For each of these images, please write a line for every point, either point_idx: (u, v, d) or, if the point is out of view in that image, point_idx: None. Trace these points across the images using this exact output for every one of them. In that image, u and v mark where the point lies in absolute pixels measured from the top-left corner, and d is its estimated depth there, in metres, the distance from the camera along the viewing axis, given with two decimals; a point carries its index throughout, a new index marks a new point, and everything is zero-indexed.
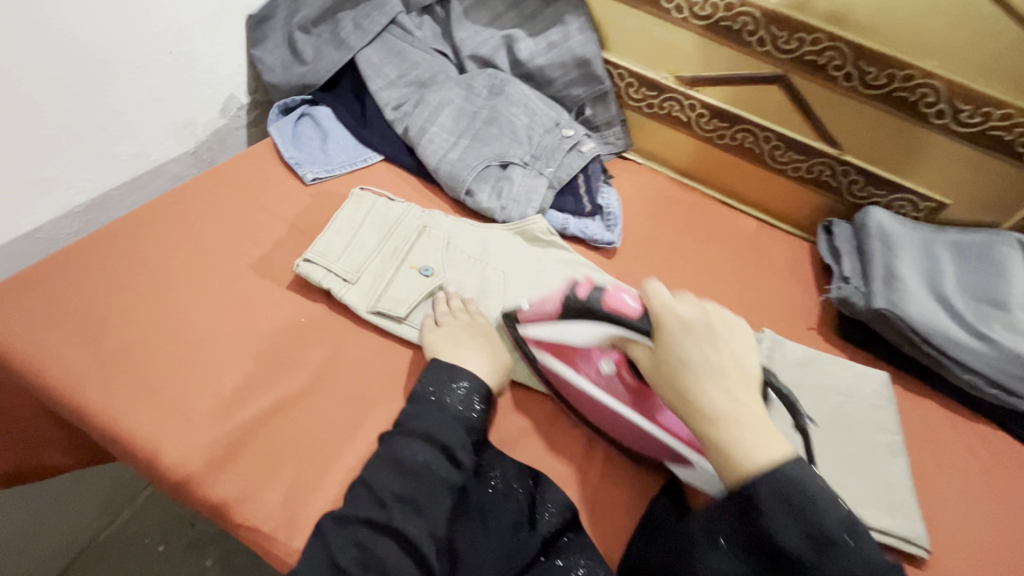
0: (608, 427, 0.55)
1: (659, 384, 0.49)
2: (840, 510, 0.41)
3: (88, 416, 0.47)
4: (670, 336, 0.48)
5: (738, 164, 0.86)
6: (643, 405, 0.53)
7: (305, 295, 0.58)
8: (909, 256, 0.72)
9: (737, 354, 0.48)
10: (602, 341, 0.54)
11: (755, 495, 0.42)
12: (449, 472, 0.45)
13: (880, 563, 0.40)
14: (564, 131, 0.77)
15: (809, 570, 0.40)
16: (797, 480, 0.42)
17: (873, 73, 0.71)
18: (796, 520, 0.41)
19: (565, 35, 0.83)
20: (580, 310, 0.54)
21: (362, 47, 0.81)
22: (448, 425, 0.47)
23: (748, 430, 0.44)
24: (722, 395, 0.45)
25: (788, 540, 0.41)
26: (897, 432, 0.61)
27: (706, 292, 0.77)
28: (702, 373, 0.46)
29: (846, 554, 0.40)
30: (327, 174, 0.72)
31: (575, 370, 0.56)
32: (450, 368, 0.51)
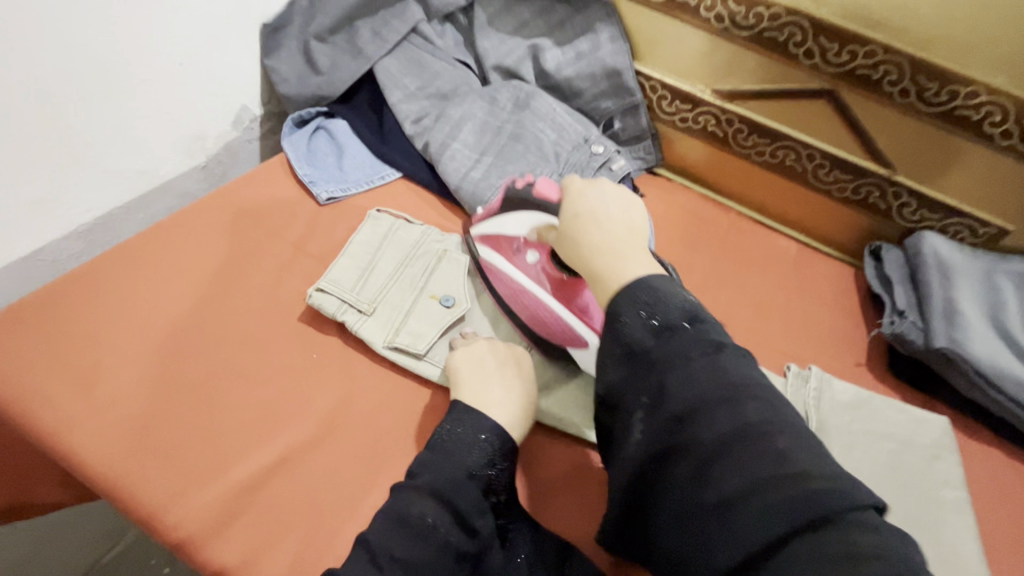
0: (526, 312, 0.56)
1: (562, 241, 0.51)
2: (683, 303, 0.42)
3: (83, 466, 0.43)
4: (570, 196, 0.51)
5: (778, 182, 0.80)
6: (563, 294, 0.55)
7: (317, 328, 0.54)
8: (969, 288, 0.66)
9: (629, 213, 0.50)
10: (534, 231, 0.57)
11: (613, 304, 0.43)
12: (458, 538, 0.40)
13: (721, 343, 0.41)
14: (593, 147, 0.73)
15: (652, 353, 0.40)
16: (651, 285, 0.43)
17: (933, 89, 0.65)
18: (640, 309, 0.42)
19: (595, 45, 0.79)
20: (516, 200, 0.58)
21: (381, 58, 0.78)
22: (458, 481, 0.42)
23: (626, 259, 0.45)
24: (603, 232, 0.48)
25: (633, 333, 0.41)
26: (960, 487, 0.56)
27: (744, 322, 0.72)
28: (589, 218, 0.49)
29: (682, 335, 0.40)
30: (343, 192, 0.67)
31: (506, 258, 0.58)
32: (469, 415, 0.45)
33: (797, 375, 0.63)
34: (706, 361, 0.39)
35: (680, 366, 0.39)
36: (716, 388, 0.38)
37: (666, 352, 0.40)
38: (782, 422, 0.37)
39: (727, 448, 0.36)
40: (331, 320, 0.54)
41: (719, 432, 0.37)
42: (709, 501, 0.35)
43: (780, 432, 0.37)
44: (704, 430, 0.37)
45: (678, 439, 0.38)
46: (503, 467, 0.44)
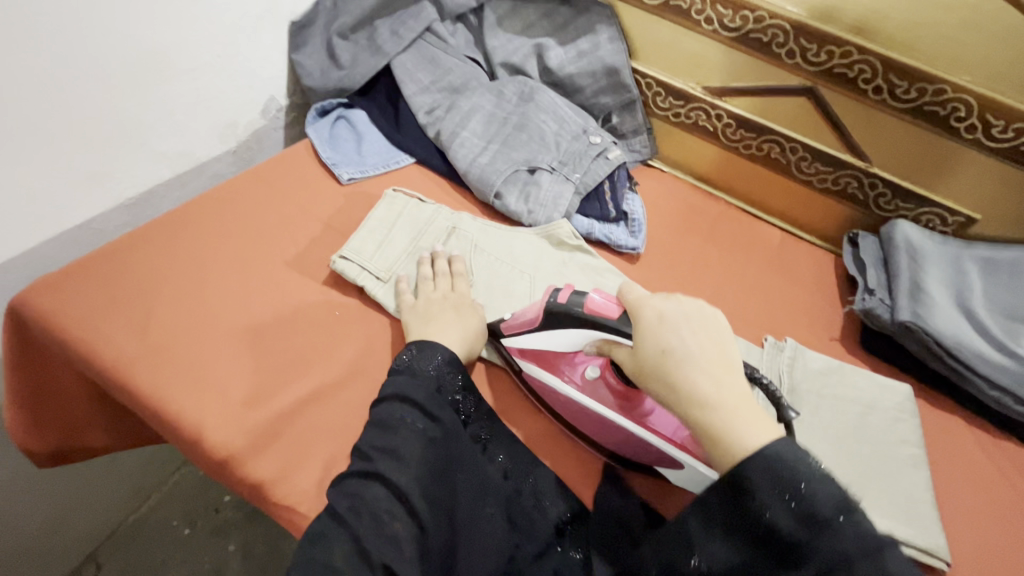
0: (597, 431, 0.56)
1: (647, 376, 0.49)
2: (835, 487, 0.40)
3: (140, 396, 0.50)
4: (650, 329, 0.49)
5: (763, 174, 0.86)
6: (631, 408, 0.55)
7: (339, 290, 0.60)
8: (936, 270, 0.72)
9: (716, 342, 0.48)
10: (589, 346, 0.56)
11: (744, 477, 0.41)
12: (426, 425, 0.47)
13: (881, 539, 0.38)
14: (591, 138, 0.79)
15: (801, 548, 0.39)
16: (788, 462, 0.41)
17: (903, 87, 0.71)
18: (783, 496, 0.40)
19: (595, 44, 0.85)
20: (563, 314, 0.54)
21: (398, 53, 0.85)
22: (413, 384, 0.50)
23: (737, 415, 0.44)
24: (706, 378, 0.46)
25: (776, 518, 0.40)
26: (918, 445, 0.62)
27: (728, 301, 0.77)
28: (684, 360, 0.47)
29: (837, 530, 0.38)
30: (362, 174, 0.74)
31: (561, 380, 0.58)
32: (421, 344, 0.53)
33: (773, 345, 0.69)
34: (870, 565, 0.37)
35: (839, 569, 0.37)
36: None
37: (821, 550, 0.38)
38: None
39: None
40: (351, 283, 0.61)
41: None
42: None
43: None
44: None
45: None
46: (451, 375, 0.52)
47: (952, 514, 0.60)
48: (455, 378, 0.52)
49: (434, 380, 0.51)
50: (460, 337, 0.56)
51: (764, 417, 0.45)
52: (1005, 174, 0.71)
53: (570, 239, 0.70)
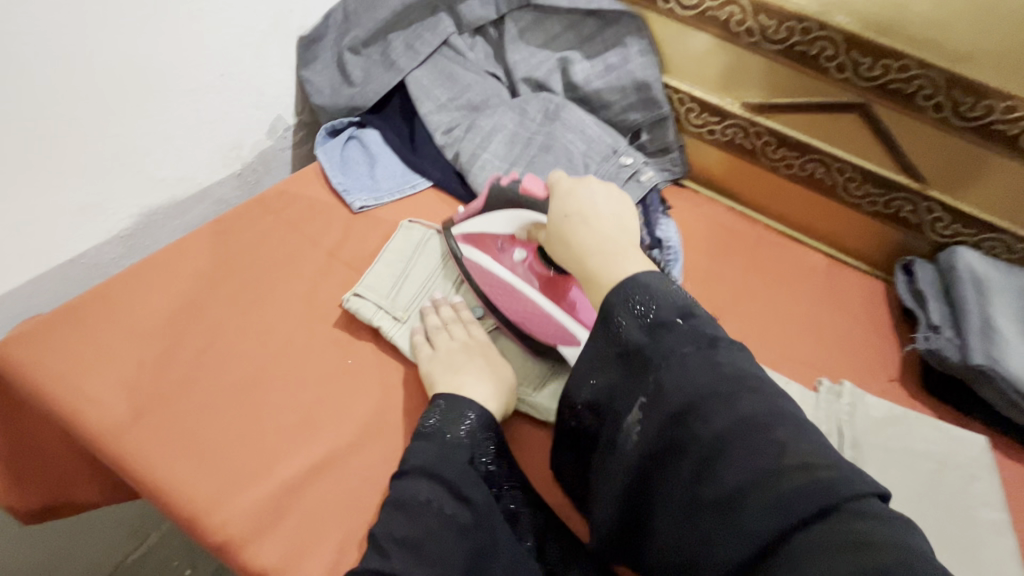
0: (517, 313, 0.56)
1: (552, 241, 0.51)
2: (676, 298, 0.42)
3: (129, 466, 0.44)
4: (558, 198, 0.51)
5: (806, 195, 0.80)
6: (551, 292, 0.55)
7: (353, 334, 0.55)
8: (1006, 305, 0.65)
9: (617, 211, 0.50)
10: (520, 230, 0.55)
11: (605, 303, 0.43)
12: (454, 509, 0.41)
13: (717, 337, 0.40)
14: (622, 159, 0.73)
15: (648, 355, 0.40)
16: (643, 283, 0.43)
17: (968, 104, 0.65)
18: (633, 310, 0.42)
19: (624, 58, 0.79)
20: (500, 197, 0.55)
21: (413, 69, 0.79)
22: (441, 455, 0.44)
23: (620, 259, 0.46)
24: (595, 233, 0.48)
25: (630, 335, 0.41)
26: (1001, 508, 0.55)
27: (773, 336, 0.71)
28: (579, 219, 0.48)
29: (676, 332, 0.40)
30: (376, 201, 0.69)
31: (491, 257, 0.57)
32: (452, 401, 0.47)
33: (829, 389, 0.63)
34: (702, 355, 0.39)
35: (676, 362, 0.39)
36: (710, 380, 0.38)
37: (662, 350, 0.40)
38: (779, 412, 0.36)
39: (724, 441, 0.35)
40: (366, 326, 0.55)
41: (715, 424, 0.36)
42: (709, 495, 0.35)
43: (778, 423, 0.35)
44: (700, 424, 0.36)
45: (676, 434, 0.37)
46: (484, 440, 0.46)
47: None
48: (489, 445, 0.46)
49: (467, 451, 0.45)
50: (495, 391, 0.50)
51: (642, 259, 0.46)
52: None
53: None
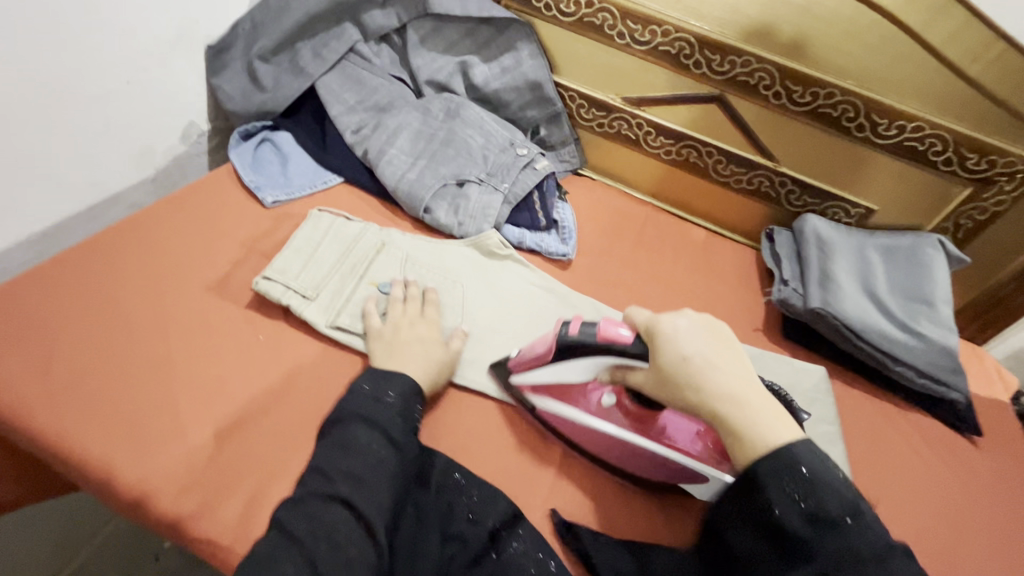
0: (623, 459, 0.56)
1: (671, 390, 0.48)
2: (842, 488, 0.43)
3: (46, 441, 0.48)
4: (666, 340, 0.49)
5: (685, 178, 0.91)
6: (647, 430, 0.56)
7: (263, 312, 0.59)
8: (843, 258, 0.78)
9: (727, 348, 0.49)
10: (599, 374, 0.56)
11: (755, 475, 0.44)
12: (389, 450, 0.48)
13: (889, 543, 0.41)
14: (518, 150, 0.81)
15: (809, 547, 0.41)
16: (802, 462, 0.43)
17: (799, 91, 0.77)
18: (794, 495, 0.43)
19: (517, 61, 0.88)
20: (574, 348, 0.54)
21: (322, 75, 0.85)
22: (375, 406, 0.50)
23: (763, 417, 0.46)
24: (726, 379, 0.47)
25: (790, 520, 0.42)
26: (832, 423, 0.66)
27: (661, 300, 0.80)
28: (705, 364, 0.47)
29: (845, 531, 0.41)
30: (288, 197, 0.73)
31: (578, 407, 0.58)
32: (385, 375, 0.53)
33: None
34: (883, 568, 0.39)
35: (846, 565, 0.40)
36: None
37: (829, 548, 0.41)
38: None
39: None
40: (277, 305, 0.60)
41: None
42: None
43: None
44: None
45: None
46: (412, 403, 0.52)
47: (867, 484, 0.65)
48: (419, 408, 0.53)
49: (394, 407, 0.51)
50: (431, 372, 0.56)
51: (775, 410, 0.47)
52: (892, 166, 0.79)
53: (499, 248, 0.72)
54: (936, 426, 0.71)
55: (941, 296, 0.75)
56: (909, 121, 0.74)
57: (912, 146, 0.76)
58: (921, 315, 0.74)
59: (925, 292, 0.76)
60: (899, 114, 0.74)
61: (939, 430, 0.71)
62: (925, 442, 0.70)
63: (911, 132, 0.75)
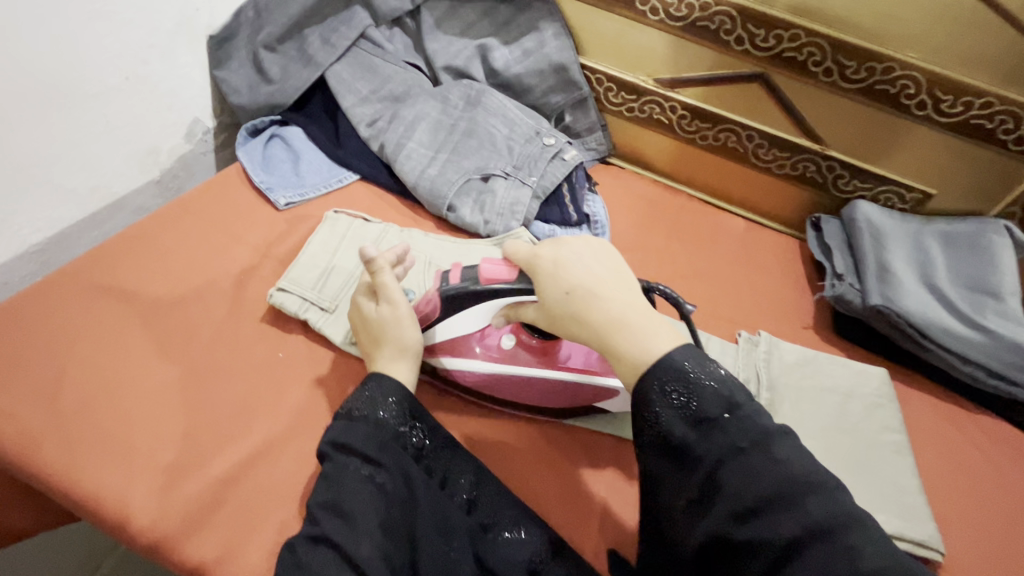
0: (532, 395, 0.56)
1: (560, 322, 0.47)
2: (719, 383, 0.41)
3: (54, 479, 0.44)
4: (546, 270, 0.47)
5: (722, 163, 0.85)
6: (551, 360, 0.55)
7: (282, 327, 0.55)
8: (898, 248, 0.73)
9: (608, 268, 0.48)
10: (496, 319, 0.54)
11: (642, 391, 0.42)
12: (370, 470, 0.44)
13: (768, 428, 0.40)
14: (545, 139, 0.75)
15: (696, 452, 0.40)
16: (678, 368, 0.42)
17: (852, 67, 0.71)
18: (675, 403, 0.41)
19: (539, 42, 0.82)
20: (458, 299, 0.51)
21: (332, 64, 0.79)
22: (347, 427, 0.46)
23: (645, 333, 0.44)
24: (609, 303, 0.45)
25: (675, 429, 0.41)
26: (899, 431, 0.61)
27: (703, 297, 0.75)
28: (586, 292, 0.45)
29: (727, 426, 0.40)
30: (301, 198, 0.68)
31: (477, 356, 0.55)
32: (376, 380, 0.48)
33: (747, 339, 0.67)
34: (762, 453, 0.38)
35: (734, 461, 0.39)
36: (777, 479, 0.37)
37: (714, 448, 0.39)
38: (840, 506, 0.37)
39: (797, 545, 0.36)
40: (294, 319, 0.55)
41: (784, 527, 0.36)
42: None
43: (848, 526, 0.36)
44: (768, 526, 0.37)
45: (740, 537, 0.37)
46: (406, 420, 0.47)
47: (941, 498, 0.59)
48: (395, 415, 0.47)
49: (388, 427, 0.46)
50: (411, 359, 0.51)
51: (662, 324, 0.45)
52: (956, 145, 0.72)
53: None
54: (1009, 430, 0.66)
55: (1011, 286, 0.69)
56: (977, 96, 0.68)
57: (979, 124, 0.69)
58: (988, 309, 0.69)
59: (992, 282, 0.70)
60: (966, 89, 0.67)
61: (1013, 435, 0.66)
62: (999, 448, 0.64)
63: (979, 109, 0.68)
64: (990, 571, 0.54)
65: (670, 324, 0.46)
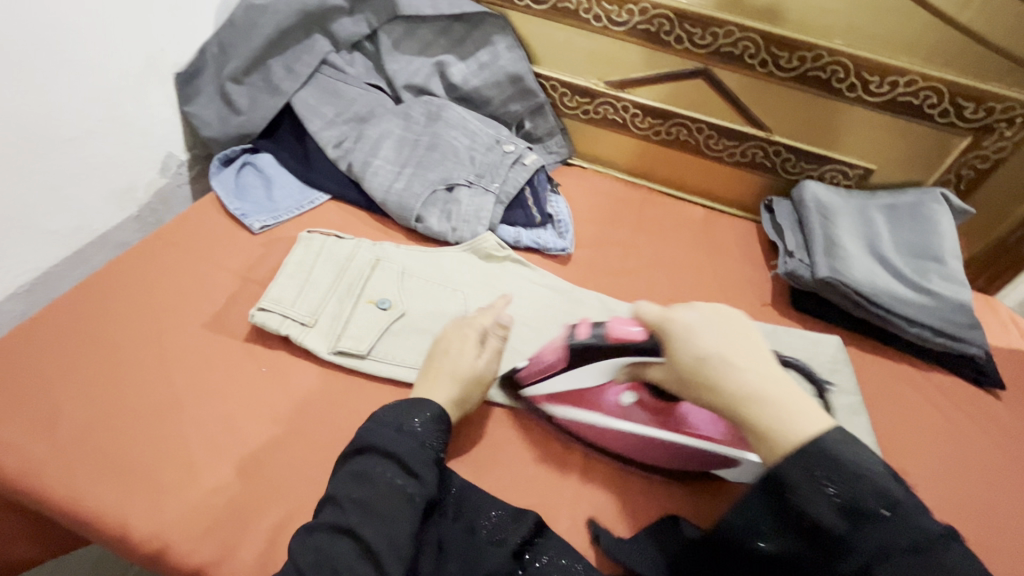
0: (647, 457, 0.55)
1: (691, 388, 0.46)
2: (878, 476, 0.39)
3: (57, 502, 0.47)
4: (677, 334, 0.47)
5: (677, 156, 0.90)
6: (670, 423, 0.54)
7: (264, 343, 0.58)
8: (847, 223, 0.77)
9: (748, 340, 0.46)
10: (618, 374, 0.55)
11: (783, 474, 0.40)
12: (404, 481, 0.46)
13: (928, 530, 0.37)
14: (505, 147, 0.80)
15: (845, 543, 0.38)
16: (830, 455, 0.39)
17: (785, 57, 0.75)
18: (828, 491, 0.39)
19: (494, 55, 0.86)
20: (585, 351, 0.56)
21: (297, 90, 0.83)
22: (395, 437, 0.48)
23: (787, 413, 0.41)
24: (746, 372, 0.43)
25: (824, 517, 0.39)
26: (854, 392, 0.65)
27: (668, 281, 0.78)
28: (721, 361, 0.44)
29: (886, 525, 0.38)
30: (275, 221, 0.71)
31: (596, 411, 0.56)
32: (414, 402, 0.51)
33: None
34: (922, 558, 0.37)
35: (889, 561, 0.37)
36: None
37: (869, 545, 0.38)
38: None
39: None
40: (276, 335, 0.58)
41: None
42: None
43: None
44: None
45: None
46: (437, 433, 0.50)
47: (897, 451, 0.63)
48: (439, 433, 0.50)
49: (420, 437, 0.49)
50: (461, 401, 0.54)
51: (804, 401, 0.42)
52: (889, 122, 0.77)
53: (496, 251, 0.71)
54: (957, 384, 0.70)
55: (950, 250, 0.75)
56: (902, 75, 0.72)
57: (907, 101, 0.74)
58: (932, 273, 0.74)
59: (935, 248, 0.75)
60: (891, 70, 0.72)
61: (961, 387, 0.70)
62: (950, 401, 0.68)
63: (905, 87, 0.73)
64: (944, 514, 0.59)
65: (818, 406, 0.42)
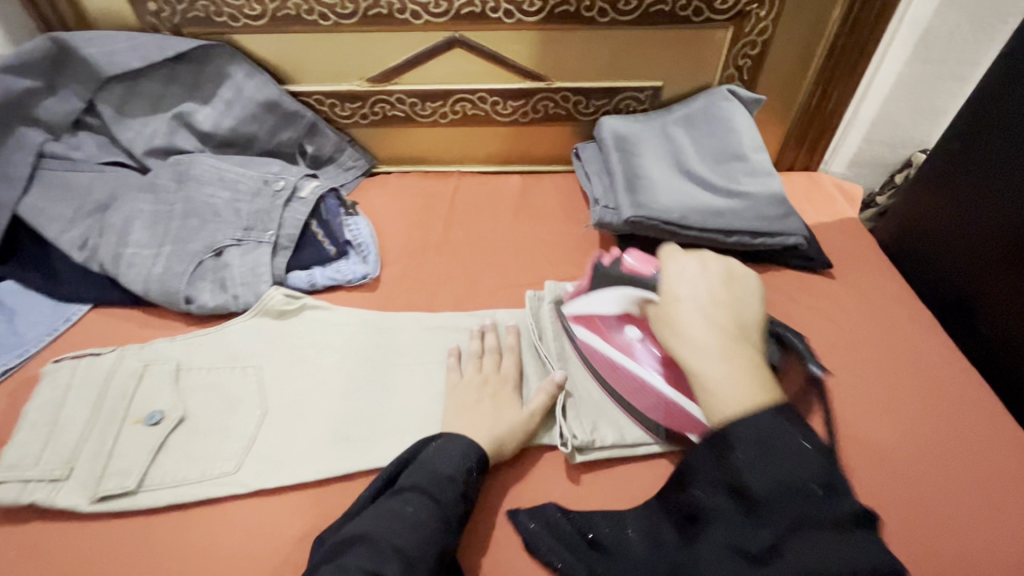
0: (635, 397, 0.55)
1: (660, 326, 0.50)
2: (814, 457, 0.37)
3: None
4: (672, 276, 0.52)
5: (475, 132, 0.84)
6: (672, 374, 0.54)
7: (14, 519, 0.49)
8: (649, 151, 0.74)
9: (734, 300, 0.50)
10: (632, 309, 0.56)
11: (728, 433, 0.40)
12: (439, 519, 0.44)
13: (860, 514, 0.36)
14: (274, 186, 0.71)
15: (768, 513, 0.37)
16: (766, 423, 0.39)
17: (525, 1, 0.70)
18: (763, 460, 0.38)
19: (236, 89, 0.76)
20: (607, 274, 0.58)
21: (21, 197, 0.69)
22: (439, 481, 0.46)
23: (732, 365, 0.44)
24: (712, 323, 0.47)
25: (751, 482, 0.38)
26: None
27: (496, 264, 0.72)
28: (694, 305, 0.48)
29: (811, 497, 0.36)
30: (20, 359, 0.61)
31: (605, 337, 0.58)
32: (450, 440, 0.49)
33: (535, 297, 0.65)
34: (850, 541, 0.35)
35: (812, 534, 0.36)
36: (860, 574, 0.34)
37: (793, 517, 0.36)
38: None
39: None
40: (25, 504, 0.49)
41: None
42: None
43: None
44: None
45: None
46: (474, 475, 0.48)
47: None
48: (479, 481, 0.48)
49: (458, 479, 0.47)
50: (506, 429, 0.52)
51: (768, 380, 0.44)
52: (654, 35, 0.73)
53: (286, 304, 0.63)
54: (784, 278, 0.70)
55: (750, 145, 0.73)
56: None
57: (659, 10, 0.71)
58: (739, 173, 0.72)
59: (737, 148, 0.72)
60: None
61: (788, 281, 0.70)
62: (780, 296, 0.68)
63: None
64: None
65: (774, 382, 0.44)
